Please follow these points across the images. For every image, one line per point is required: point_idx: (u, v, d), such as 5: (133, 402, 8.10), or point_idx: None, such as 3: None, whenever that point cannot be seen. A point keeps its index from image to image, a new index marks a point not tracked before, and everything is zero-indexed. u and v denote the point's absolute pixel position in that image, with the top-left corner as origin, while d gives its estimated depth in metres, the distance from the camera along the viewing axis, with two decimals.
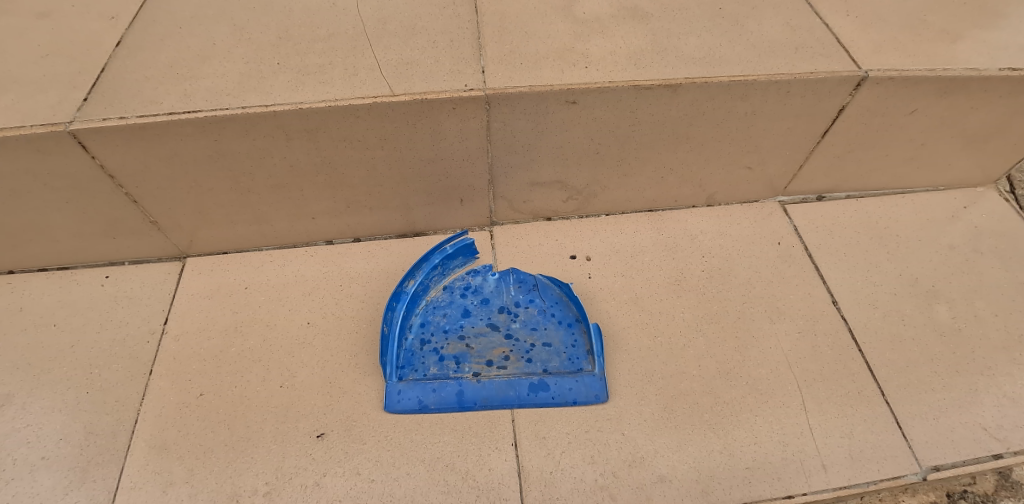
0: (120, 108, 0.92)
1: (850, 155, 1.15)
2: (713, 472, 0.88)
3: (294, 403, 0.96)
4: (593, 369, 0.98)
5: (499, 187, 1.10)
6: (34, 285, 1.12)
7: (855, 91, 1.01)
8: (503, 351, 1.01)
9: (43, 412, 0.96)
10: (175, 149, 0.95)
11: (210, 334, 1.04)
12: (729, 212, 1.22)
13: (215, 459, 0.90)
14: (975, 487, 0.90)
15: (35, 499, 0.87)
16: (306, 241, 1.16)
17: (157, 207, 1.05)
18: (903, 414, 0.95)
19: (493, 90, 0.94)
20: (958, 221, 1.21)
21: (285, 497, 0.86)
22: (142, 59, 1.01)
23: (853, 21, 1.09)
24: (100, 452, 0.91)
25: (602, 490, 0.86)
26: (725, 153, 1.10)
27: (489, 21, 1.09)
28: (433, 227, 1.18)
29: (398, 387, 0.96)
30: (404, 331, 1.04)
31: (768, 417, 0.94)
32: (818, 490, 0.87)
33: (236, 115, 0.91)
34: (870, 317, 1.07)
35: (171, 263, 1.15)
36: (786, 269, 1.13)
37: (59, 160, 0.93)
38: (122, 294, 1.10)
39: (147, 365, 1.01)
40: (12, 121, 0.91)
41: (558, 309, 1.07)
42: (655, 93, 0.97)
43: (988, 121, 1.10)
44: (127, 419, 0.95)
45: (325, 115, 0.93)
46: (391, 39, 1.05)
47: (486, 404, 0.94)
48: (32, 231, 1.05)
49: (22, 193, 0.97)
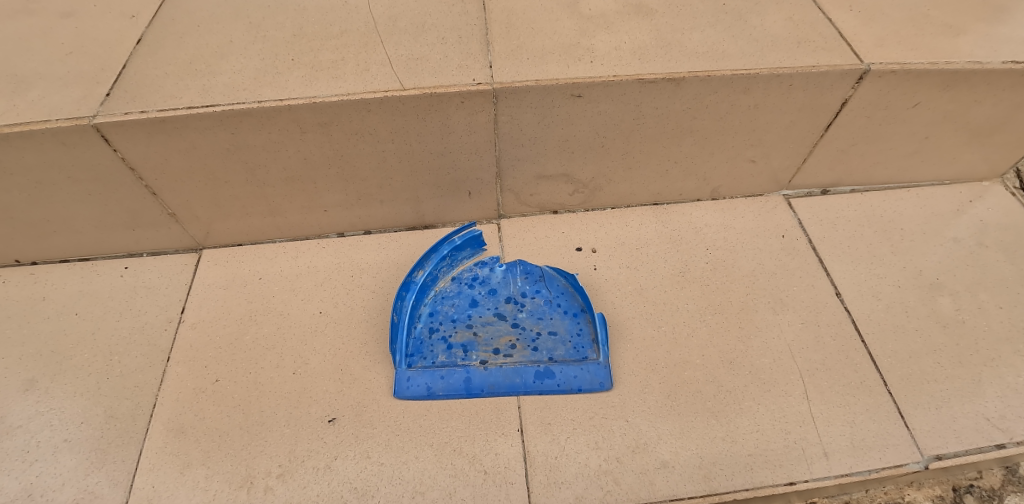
0: (141, 103, 0.96)
1: (854, 149, 1.16)
2: (716, 459, 0.89)
3: (307, 388, 0.98)
4: (598, 357, 1.00)
5: (507, 180, 1.12)
6: (56, 276, 1.16)
7: (857, 84, 1.02)
8: (509, 339, 1.03)
9: (64, 398, 0.99)
10: (194, 142, 0.98)
11: (226, 321, 1.08)
12: (733, 206, 1.23)
13: (231, 441, 0.93)
14: (981, 482, 0.92)
15: (57, 479, 0.90)
16: (319, 233, 1.20)
17: (175, 199, 1.08)
18: (906, 405, 0.96)
19: (500, 83, 0.97)
20: (964, 214, 1.21)
21: (297, 478, 0.89)
22: (161, 57, 1.05)
23: (856, 16, 1.10)
24: (120, 435, 0.95)
25: (605, 475, 0.88)
26: (728, 147, 1.12)
27: (497, 18, 1.11)
28: (442, 221, 1.20)
29: (408, 374, 0.99)
30: (414, 320, 1.06)
31: (770, 405, 0.95)
32: (819, 477, 0.88)
33: (252, 109, 0.94)
34: (872, 309, 1.08)
35: (188, 254, 1.19)
36: (789, 260, 1.15)
37: (83, 153, 0.97)
38: (141, 284, 1.14)
39: (164, 352, 1.04)
40: (39, 114, 0.95)
41: (564, 299, 1.09)
42: (659, 87, 0.99)
43: (992, 114, 1.11)
44: (145, 404, 0.98)
45: (338, 108, 0.96)
46: (402, 36, 1.08)
47: (493, 390, 0.96)
48: (56, 223, 1.09)
49: (47, 185, 1.01)
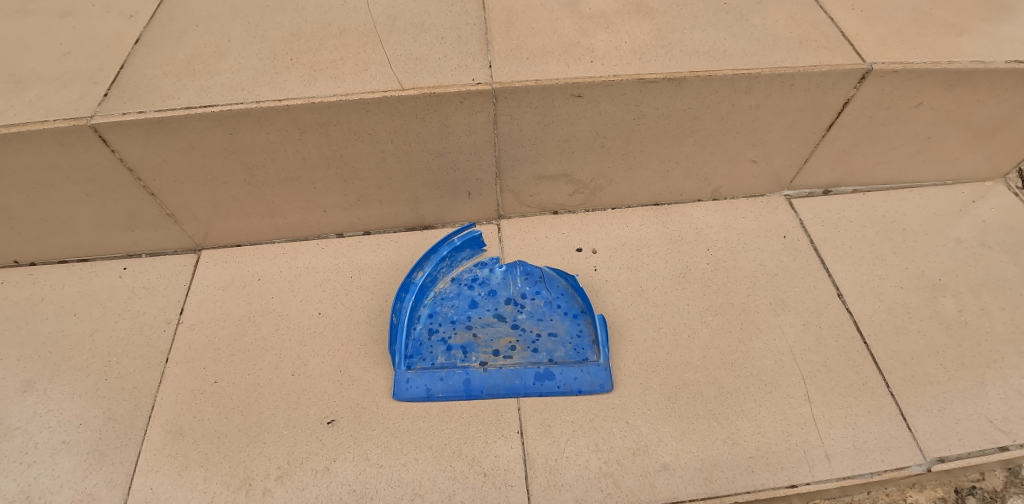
0: (139, 103, 0.95)
1: (856, 149, 1.15)
2: (718, 461, 0.89)
3: (306, 390, 0.98)
4: (598, 359, 0.99)
5: (506, 180, 1.12)
6: (55, 276, 1.15)
7: (860, 84, 1.02)
8: (509, 341, 1.03)
9: (63, 399, 0.99)
10: (192, 142, 0.98)
11: (225, 323, 1.07)
12: (734, 206, 1.23)
13: (229, 443, 0.93)
14: (984, 484, 0.91)
15: (55, 481, 0.90)
16: (318, 233, 1.19)
17: (174, 199, 1.08)
18: (909, 407, 0.95)
19: (500, 83, 0.96)
20: (966, 215, 1.21)
21: (296, 481, 0.88)
22: (160, 57, 1.04)
23: (858, 15, 1.09)
24: (119, 437, 0.94)
25: (605, 477, 0.87)
26: (729, 147, 1.11)
27: (497, 18, 1.11)
28: (442, 221, 1.20)
29: (407, 376, 0.98)
30: (413, 321, 1.06)
31: (771, 407, 0.95)
32: (821, 480, 0.88)
33: (250, 109, 0.94)
34: (875, 310, 1.07)
35: (187, 255, 1.18)
36: (791, 261, 1.14)
37: (80, 153, 0.97)
38: (140, 284, 1.14)
39: (163, 353, 1.04)
40: (36, 115, 0.94)
41: (564, 300, 1.08)
42: (659, 86, 0.98)
43: (995, 114, 1.10)
44: (143, 405, 0.98)
45: (337, 109, 0.95)
46: (402, 35, 1.08)
47: (493, 392, 0.96)
48: (54, 224, 1.09)
49: (45, 186, 1.01)
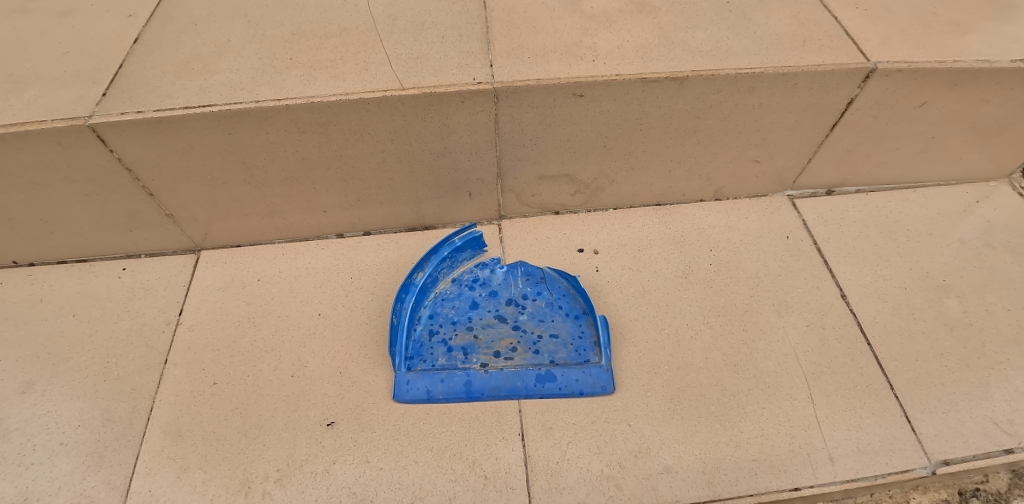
0: (137, 102, 0.95)
1: (860, 149, 1.14)
2: (720, 464, 0.88)
3: (306, 391, 0.97)
4: (600, 360, 0.99)
5: (508, 180, 1.11)
6: (54, 277, 1.15)
7: (863, 83, 1.01)
8: (510, 342, 1.02)
9: (61, 401, 0.98)
10: (191, 142, 0.97)
11: (224, 323, 1.07)
12: (737, 206, 1.22)
13: (228, 445, 0.92)
14: (988, 485, 0.90)
15: (54, 483, 0.89)
16: (318, 234, 1.18)
17: (173, 200, 1.07)
18: (913, 409, 0.94)
19: (501, 83, 0.95)
20: (970, 215, 1.20)
21: (295, 483, 0.88)
22: (159, 56, 1.03)
23: (862, 14, 1.08)
24: (118, 439, 0.94)
25: (607, 480, 0.87)
26: (732, 147, 1.10)
27: (498, 17, 1.10)
28: (442, 221, 1.19)
29: (407, 377, 0.97)
30: (414, 322, 1.05)
31: (774, 409, 0.94)
32: (825, 483, 0.87)
33: (249, 109, 0.93)
34: (878, 311, 1.06)
35: (186, 255, 1.18)
36: (794, 262, 1.13)
37: (79, 154, 0.96)
38: (139, 285, 1.13)
39: (162, 354, 1.03)
40: (35, 114, 0.94)
41: (566, 301, 1.08)
42: (661, 86, 0.97)
43: (1000, 114, 1.09)
44: (143, 407, 0.97)
45: (337, 108, 0.95)
46: (402, 35, 1.07)
47: (494, 394, 0.95)
48: (53, 224, 1.08)
49: (43, 186, 1.00)
